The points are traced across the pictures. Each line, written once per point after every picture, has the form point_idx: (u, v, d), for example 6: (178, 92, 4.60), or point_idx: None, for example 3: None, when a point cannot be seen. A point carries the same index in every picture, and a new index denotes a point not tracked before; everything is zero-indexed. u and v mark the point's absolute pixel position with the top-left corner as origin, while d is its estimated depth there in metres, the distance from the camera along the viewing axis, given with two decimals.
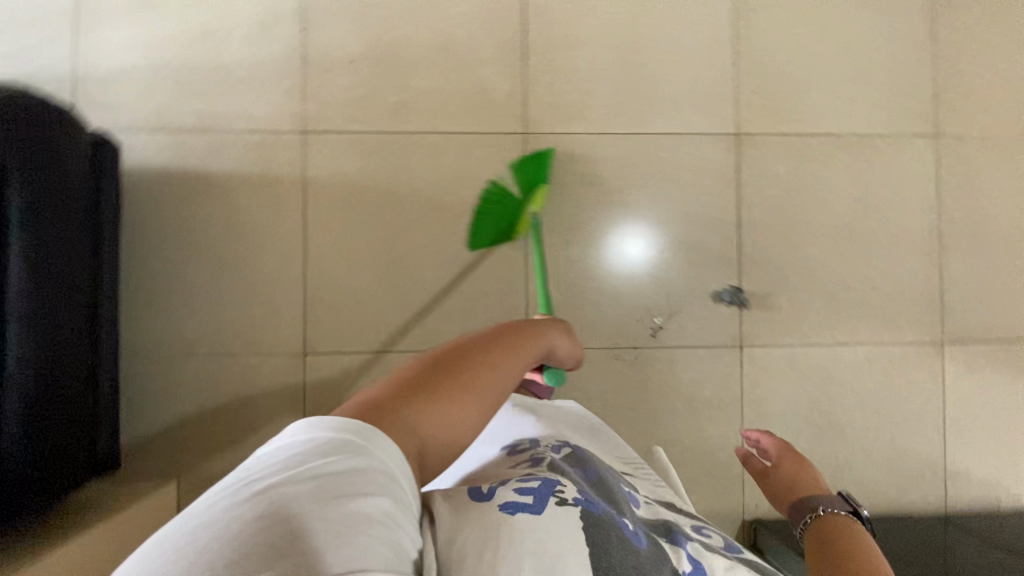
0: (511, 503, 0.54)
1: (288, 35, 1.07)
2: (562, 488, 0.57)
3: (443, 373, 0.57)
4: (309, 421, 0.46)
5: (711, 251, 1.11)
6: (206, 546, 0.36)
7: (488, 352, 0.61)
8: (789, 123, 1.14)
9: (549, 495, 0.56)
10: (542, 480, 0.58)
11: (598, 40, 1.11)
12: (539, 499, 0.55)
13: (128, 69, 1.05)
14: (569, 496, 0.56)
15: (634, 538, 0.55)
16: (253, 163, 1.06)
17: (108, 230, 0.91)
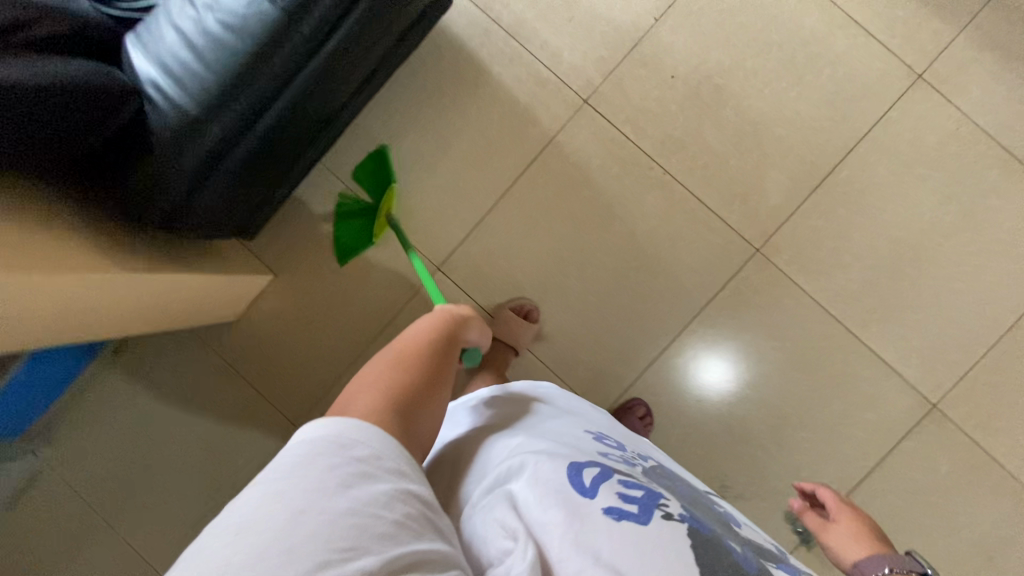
0: (615, 506, 0.53)
1: (641, 14, 1.04)
2: (665, 503, 0.56)
3: (424, 376, 0.61)
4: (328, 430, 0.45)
5: (819, 478, 1.04)
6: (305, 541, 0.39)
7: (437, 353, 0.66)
8: (991, 439, 1.02)
9: (653, 506, 0.55)
10: (645, 490, 0.57)
11: (889, 229, 1.02)
12: (642, 509, 0.53)
13: None
14: (675, 513, 0.55)
15: (745, 563, 0.53)
16: (525, 93, 1.06)
17: (392, 60, 0.92)
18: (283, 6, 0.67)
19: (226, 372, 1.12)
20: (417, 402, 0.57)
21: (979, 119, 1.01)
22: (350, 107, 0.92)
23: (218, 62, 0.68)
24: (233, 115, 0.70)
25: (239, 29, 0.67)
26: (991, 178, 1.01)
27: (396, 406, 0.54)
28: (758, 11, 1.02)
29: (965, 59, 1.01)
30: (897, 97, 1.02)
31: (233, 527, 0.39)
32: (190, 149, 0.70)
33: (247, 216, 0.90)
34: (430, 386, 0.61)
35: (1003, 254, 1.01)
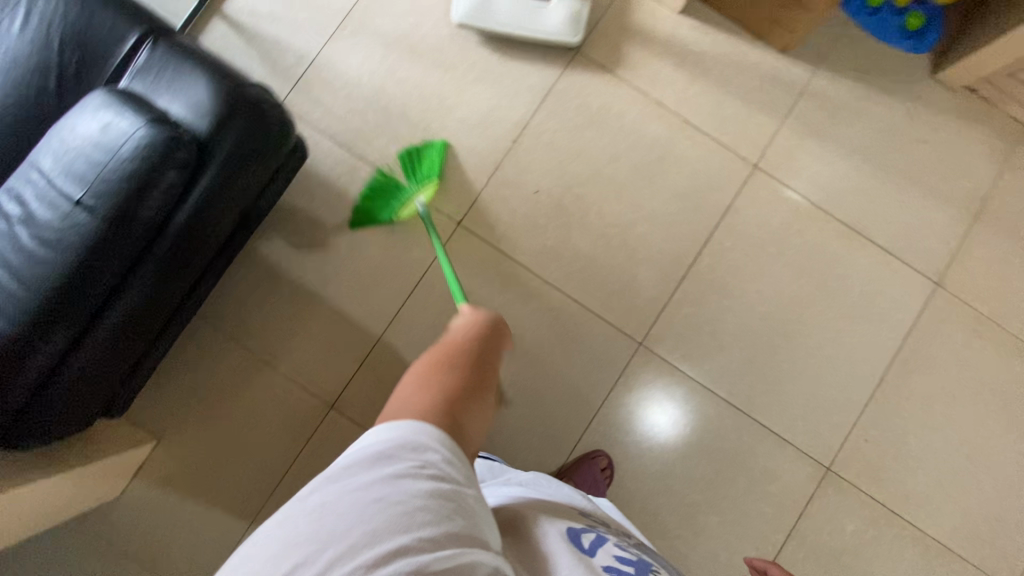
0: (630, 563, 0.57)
1: (499, 138, 1.11)
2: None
3: (474, 386, 0.61)
4: (400, 430, 0.43)
5: (738, 561, 1.05)
6: (366, 508, 0.37)
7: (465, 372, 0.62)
8: (886, 493, 1.06)
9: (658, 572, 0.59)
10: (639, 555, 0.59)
11: (756, 307, 1.09)
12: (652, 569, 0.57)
13: (353, 85, 1.11)
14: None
15: None
16: (399, 222, 1.09)
17: (252, 219, 0.91)
18: (101, 216, 0.66)
19: (111, 555, 1.02)
20: (470, 398, 0.59)
21: (813, 198, 1.11)
22: (212, 274, 0.91)
23: (39, 279, 0.66)
24: (68, 326, 0.68)
25: (57, 245, 0.66)
26: (834, 249, 1.10)
27: (442, 373, 0.60)
28: (603, 125, 1.12)
29: (791, 146, 1.12)
30: (739, 187, 1.11)
31: (308, 510, 0.37)
32: (21, 369, 0.67)
33: (111, 399, 0.87)
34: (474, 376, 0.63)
35: (860, 316, 1.09)
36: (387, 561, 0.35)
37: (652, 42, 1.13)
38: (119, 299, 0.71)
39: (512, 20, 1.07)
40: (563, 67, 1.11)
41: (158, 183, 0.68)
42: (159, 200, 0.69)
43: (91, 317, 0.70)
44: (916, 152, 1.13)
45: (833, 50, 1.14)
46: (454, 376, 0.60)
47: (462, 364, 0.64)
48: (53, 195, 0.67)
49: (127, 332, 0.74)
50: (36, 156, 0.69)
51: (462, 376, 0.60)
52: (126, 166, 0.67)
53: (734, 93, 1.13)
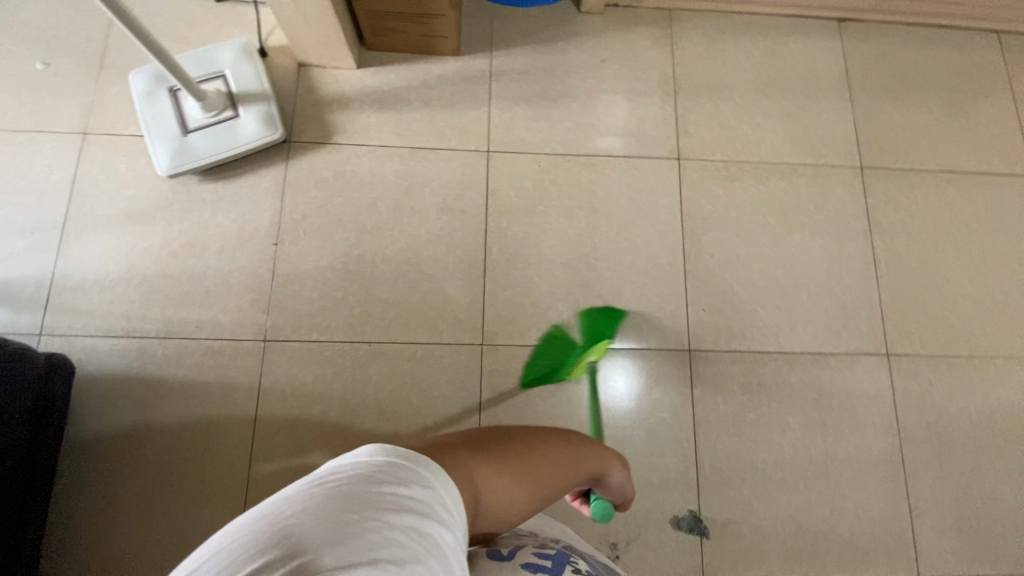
0: (533, 564, 0.63)
1: (262, 248, 1.14)
2: (575, 560, 0.69)
3: (527, 468, 0.62)
4: (372, 453, 0.46)
5: (667, 471, 1.10)
6: (333, 521, 0.40)
7: (530, 449, 0.64)
8: (743, 341, 1.17)
9: (565, 562, 0.67)
10: (557, 551, 0.69)
11: (556, 259, 1.18)
12: (557, 564, 0.65)
13: (103, 278, 1.11)
14: (582, 568, 0.68)
15: None
16: (212, 370, 1.08)
17: (50, 448, 0.92)
18: None
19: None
20: (503, 470, 0.59)
21: (547, 149, 1.24)
22: (30, 530, 0.89)
23: None
24: None
25: None
26: (587, 177, 1.22)
27: (482, 441, 0.61)
28: (346, 188, 1.19)
29: (507, 121, 1.25)
30: (485, 174, 1.21)
31: (281, 513, 0.40)
32: None
33: None
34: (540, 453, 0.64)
35: (638, 217, 1.21)
36: (358, 567, 0.38)
37: (349, 103, 1.23)
38: None
39: (212, 148, 1.13)
40: (284, 160, 1.18)
41: None
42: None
43: None
44: (603, 72, 1.29)
45: (495, 31, 1.29)
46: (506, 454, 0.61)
47: (552, 454, 0.66)
48: None
49: None
50: None
51: (519, 456, 0.62)
52: None
53: (438, 106, 1.25)
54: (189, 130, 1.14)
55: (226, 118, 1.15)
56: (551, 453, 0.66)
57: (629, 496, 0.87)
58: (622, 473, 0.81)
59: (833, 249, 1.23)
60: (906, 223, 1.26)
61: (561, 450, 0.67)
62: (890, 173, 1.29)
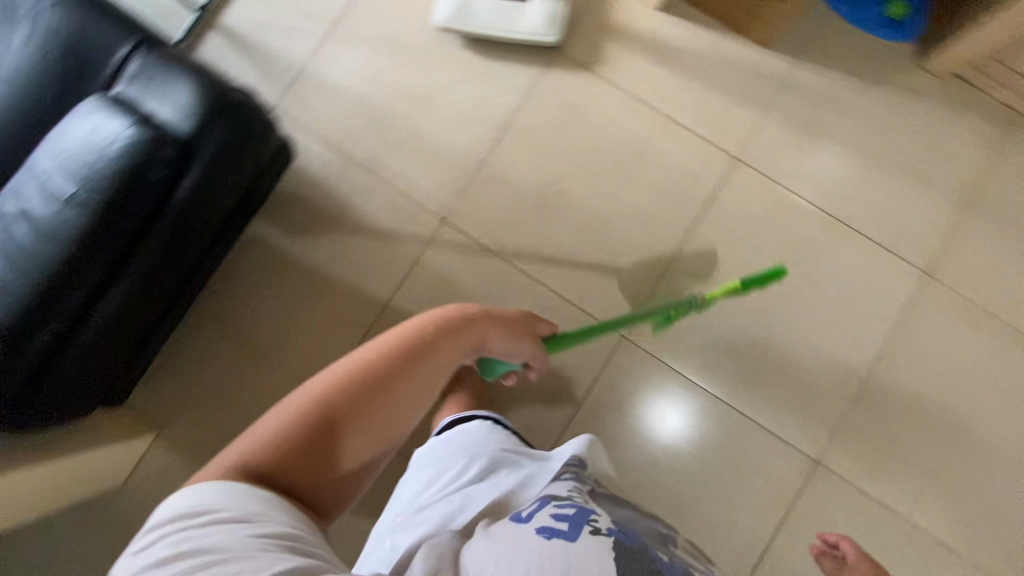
0: (546, 529, 0.60)
1: (481, 137, 1.14)
2: (594, 519, 0.63)
3: (366, 388, 0.62)
4: (208, 494, 0.51)
5: (730, 556, 1.02)
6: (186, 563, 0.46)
7: (353, 399, 0.61)
8: (876, 487, 1.05)
9: (583, 523, 0.62)
10: (578, 509, 0.66)
11: (738, 300, 1.09)
12: (573, 527, 0.61)
13: (341, 89, 1.16)
14: (602, 528, 0.62)
15: (668, 567, 0.59)
16: (386, 220, 1.12)
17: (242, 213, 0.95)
18: (93, 209, 0.70)
19: (100, 554, 1.02)
20: (344, 414, 0.60)
21: (795, 189, 1.11)
22: (206, 268, 0.96)
23: (38, 268, 0.70)
24: (67, 311, 0.73)
25: (53, 238, 0.70)
26: (820, 239, 1.09)
27: (334, 398, 0.61)
28: (583, 121, 1.14)
29: (773, 138, 1.13)
30: (720, 179, 1.11)
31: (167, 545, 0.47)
32: (26, 353, 0.71)
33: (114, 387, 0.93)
34: (353, 394, 0.61)
35: (845, 307, 1.08)
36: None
37: (630, 40, 1.15)
38: (113, 287, 0.76)
39: (489, 22, 1.11)
40: (543, 65, 1.14)
41: (149, 180, 0.73)
42: (145, 197, 0.74)
43: (89, 303, 0.75)
44: (900, 141, 1.13)
45: (814, 40, 1.14)
46: (347, 392, 0.61)
47: (391, 368, 0.64)
48: (49, 192, 0.71)
49: (124, 318, 0.79)
50: (34, 158, 0.74)
51: (363, 391, 0.62)
52: (115, 162, 0.71)
53: (713, 88, 1.14)
54: None
55: None
56: (430, 362, 0.66)
57: (536, 347, 0.83)
58: (501, 335, 0.76)
59: None
60: None
61: (388, 358, 0.64)
62: None
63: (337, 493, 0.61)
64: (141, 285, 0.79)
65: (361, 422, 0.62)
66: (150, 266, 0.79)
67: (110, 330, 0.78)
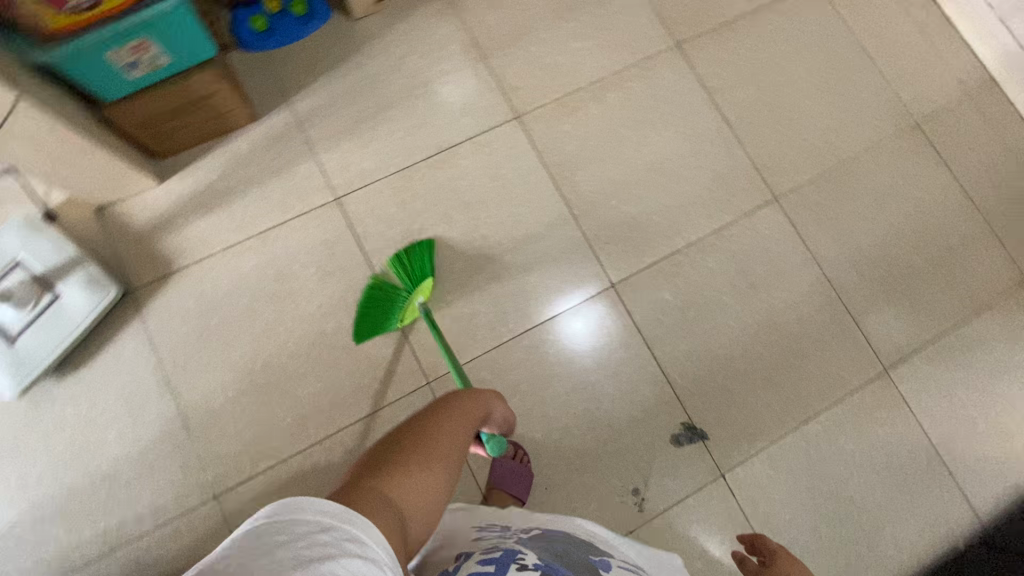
0: (474, 573, 0.62)
1: (163, 409, 1.04)
2: (523, 556, 0.65)
3: (448, 448, 0.62)
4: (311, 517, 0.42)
5: (648, 402, 1.14)
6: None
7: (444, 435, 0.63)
8: (654, 252, 1.20)
9: (510, 562, 0.64)
10: (507, 552, 0.66)
11: (454, 267, 1.16)
12: (500, 566, 0.63)
13: (10, 529, 0.99)
14: (529, 561, 0.64)
15: None
16: (176, 557, 0.99)
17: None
18: None
19: None
20: (409, 467, 0.57)
21: (392, 169, 1.19)
22: None
23: None
24: None
25: None
26: (443, 178, 1.20)
27: (401, 458, 0.58)
28: (217, 305, 1.10)
29: (340, 161, 1.19)
30: (347, 221, 1.16)
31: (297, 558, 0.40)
32: None
33: None
34: (437, 452, 0.61)
35: (509, 190, 1.20)
36: None
37: (171, 221, 1.12)
38: None
39: (51, 343, 1.01)
40: (138, 314, 1.08)
41: None
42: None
43: None
44: (407, 69, 1.25)
45: (281, 79, 1.20)
46: (415, 464, 0.58)
47: (455, 436, 0.65)
48: None
49: None
50: None
51: (422, 454, 0.59)
52: None
53: (265, 179, 1.16)
54: (13, 337, 1.01)
55: (47, 304, 1.02)
56: (466, 414, 0.70)
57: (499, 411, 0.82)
58: (501, 406, 0.82)
59: (690, 129, 1.27)
60: (734, 77, 1.32)
61: (458, 416, 0.68)
62: (705, 37, 1.33)
63: (415, 533, 0.54)
64: None
65: (425, 475, 0.58)
66: None
67: None
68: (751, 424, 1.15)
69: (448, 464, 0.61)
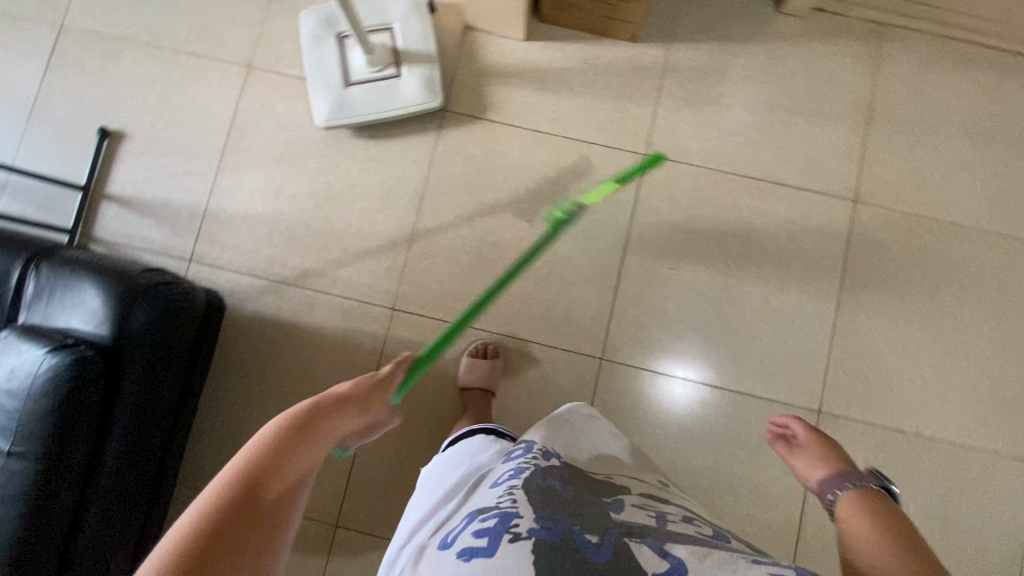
0: (466, 549, 0.59)
1: (402, 216, 1.13)
2: (514, 522, 0.61)
3: (278, 510, 0.56)
4: None
5: (769, 531, 1.05)
6: None
7: (274, 488, 0.56)
8: (880, 412, 1.08)
9: (503, 532, 0.60)
10: (499, 517, 0.63)
11: (693, 285, 1.12)
12: (493, 539, 0.59)
13: (250, 215, 1.13)
14: (522, 529, 0.60)
15: (597, 553, 0.57)
16: (338, 328, 1.11)
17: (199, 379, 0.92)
18: (24, 448, 0.69)
19: None
20: (241, 542, 0.49)
21: (710, 163, 1.14)
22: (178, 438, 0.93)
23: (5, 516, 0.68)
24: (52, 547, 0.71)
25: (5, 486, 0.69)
26: (746, 203, 1.13)
27: (231, 519, 0.50)
28: (494, 168, 1.15)
29: (673, 123, 1.15)
30: (638, 178, 1.14)
31: None
32: None
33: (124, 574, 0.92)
34: (264, 523, 0.53)
35: (794, 257, 1.12)
36: None
37: (510, 76, 1.16)
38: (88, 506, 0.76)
39: (369, 106, 1.11)
40: (437, 130, 1.15)
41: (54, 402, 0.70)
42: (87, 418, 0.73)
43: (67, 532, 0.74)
44: (791, 85, 1.16)
45: (678, 20, 1.17)
46: (249, 536, 0.50)
47: (279, 497, 0.57)
48: None
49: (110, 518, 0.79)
50: None
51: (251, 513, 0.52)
52: (16, 401, 0.70)
53: (602, 95, 1.16)
54: (350, 82, 1.11)
55: (388, 75, 1.11)
56: (298, 452, 0.62)
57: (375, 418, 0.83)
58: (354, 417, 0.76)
59: (1010, 335, 1.10)
60: None
61: (270, 469, 0.57)
62: None
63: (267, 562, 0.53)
64: (111, 488, 0.78)
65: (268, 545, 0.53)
66: (114, 466, 0.79)
67: (94, 542, 0.77)
68: None
69: (284, 521, 0.56)
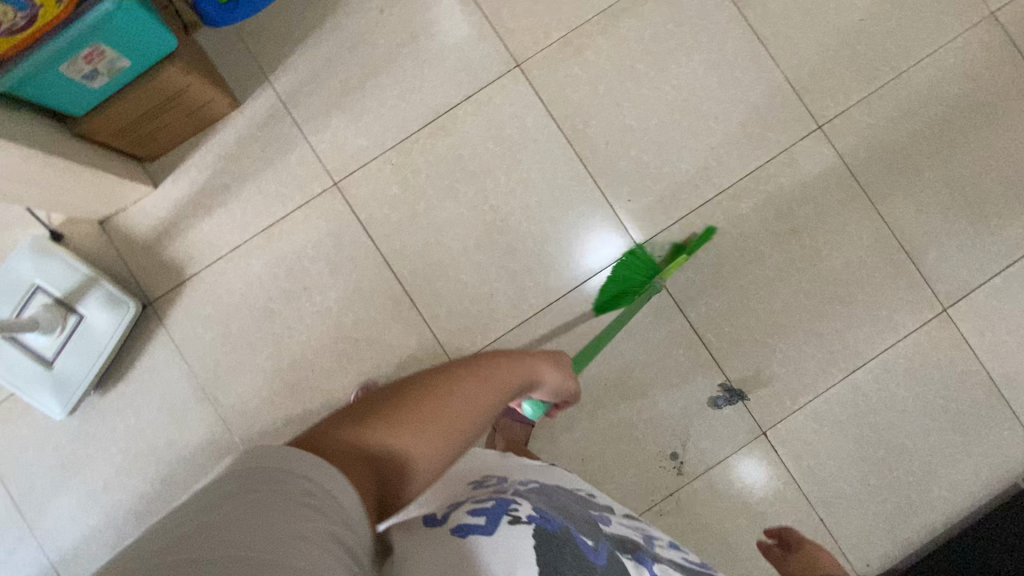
0: (462, 527, 0.54)
1: (203, 414, 1.08)
2: (515, 506, 0.57)
3: (445, 414, 0.56)
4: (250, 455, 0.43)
5: (682, 365, 1.09)
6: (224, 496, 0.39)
7: (438, 381, 0.59)
8: (678, 205, 1.10)
9: (502, 514, 0.56)
10: (496, 502, 0.59)
11: (465, 246, 1.10)
12: (491, 519, 0.54)
13: (89, 532, 1.07)
14: (523, 513, 0.56)
15: (592, 555, 0.56)
16: None
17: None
18: None
19: None
20: (380, 437, 0.52)
21: (389, 144, 1.11)
22: None
23: None
24: None
25: None
26: (444, 149, 1.10)
27: (380, 428, 0.52)
28: (233, 308, 1.09)
29: (332, 141, 1.10)
30: (348, 208, 1.10)
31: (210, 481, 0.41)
32: None
33: None
34: (411, 417, 0.54)
35: (515, 152, 1.10)
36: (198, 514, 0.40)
37: (174, 227, 1.09)
38: None
39: (86, 365, 1.03)
40: (161, 325, 1.08)
41: None
42: None
43: None
44: (391, 22, 1.11)
45: (255, 54, 1.10)
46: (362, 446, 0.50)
47: (456, 389, 0.59)
48: None
49: None
50: None
51: (390, 422, 0.53)
52: None
53: (259, 172, 1.10)
54: (51, 360, 1.03)
55: (75, 325, 1.04)
56: (493, 364, 0.64)
57: (577, 389, 0.81)
58: (550, 373, 0.74)
59: (714, 54, 1.11)
60: None
61: (458, 374, 0.60)
62: None
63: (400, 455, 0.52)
64: None
65: (403, 444, 0.53)
66: None
67: None
68: (794, 380, 1.09)
69: (408, 434, 0.53)
